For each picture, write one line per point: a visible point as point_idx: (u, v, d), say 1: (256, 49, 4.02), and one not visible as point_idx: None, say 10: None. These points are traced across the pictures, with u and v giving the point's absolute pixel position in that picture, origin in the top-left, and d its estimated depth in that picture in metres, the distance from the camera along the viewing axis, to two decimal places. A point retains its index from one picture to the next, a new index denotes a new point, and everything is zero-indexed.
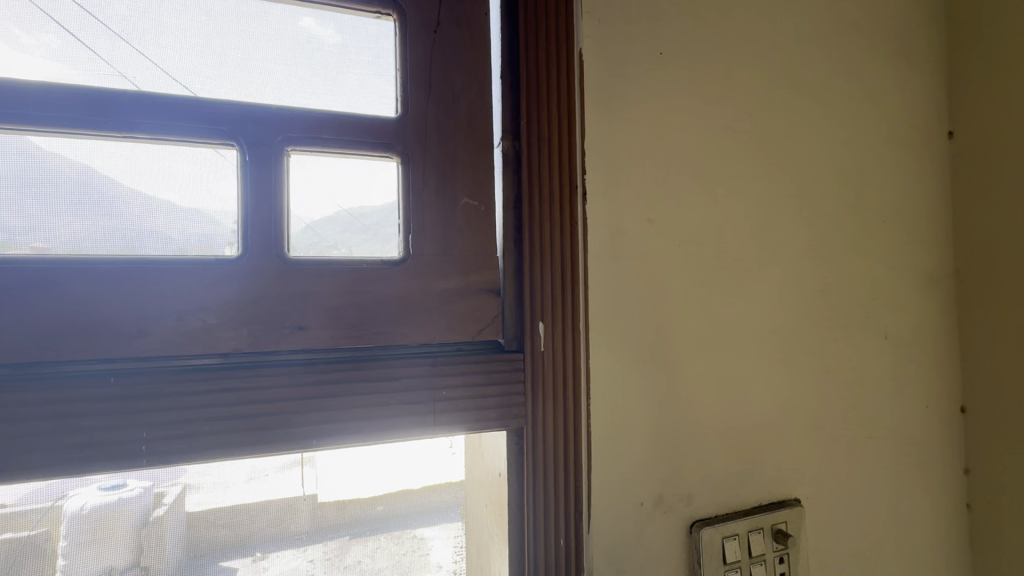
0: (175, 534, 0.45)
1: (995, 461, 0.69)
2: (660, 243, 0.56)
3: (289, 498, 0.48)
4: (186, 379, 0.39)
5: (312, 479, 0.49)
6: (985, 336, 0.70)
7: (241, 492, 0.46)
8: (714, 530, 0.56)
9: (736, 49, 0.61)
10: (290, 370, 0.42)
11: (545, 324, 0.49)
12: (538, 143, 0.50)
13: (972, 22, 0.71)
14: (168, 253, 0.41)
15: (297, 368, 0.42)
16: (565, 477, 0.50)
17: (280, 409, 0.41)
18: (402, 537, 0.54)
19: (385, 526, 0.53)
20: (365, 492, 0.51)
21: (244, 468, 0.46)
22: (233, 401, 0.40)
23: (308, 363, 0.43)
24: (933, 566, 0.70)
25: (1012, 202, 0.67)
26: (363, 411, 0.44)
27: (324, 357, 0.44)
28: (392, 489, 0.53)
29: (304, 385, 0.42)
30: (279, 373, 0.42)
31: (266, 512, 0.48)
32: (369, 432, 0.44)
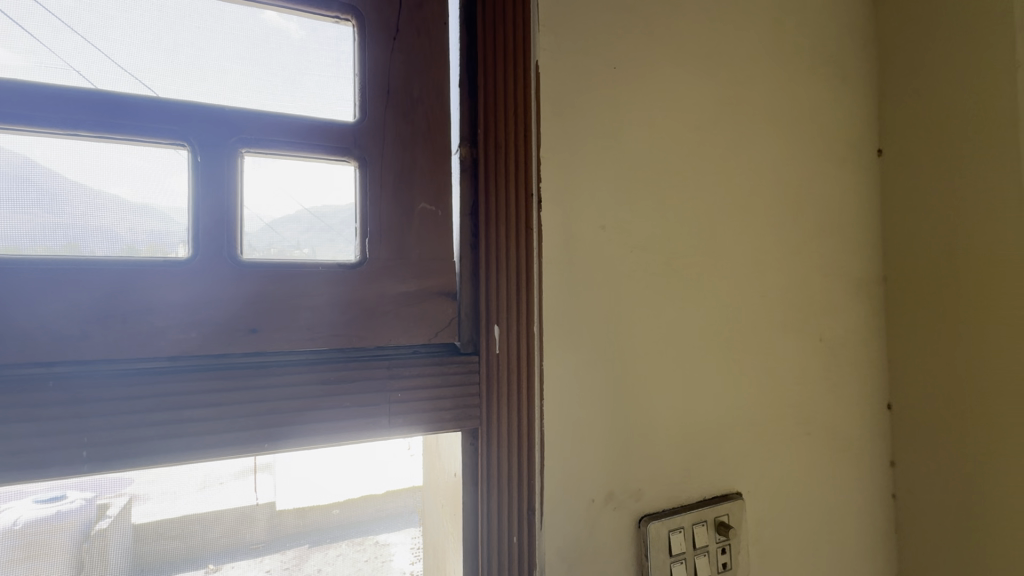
0: (120, 548, 0.43)
1: (916, 454, 0.76)
2: (612, 249, 0.59)
3: (243, 508, 0.48)
4: (134, 382, 0.39)
5: (266, 487, 0.49)
6: (908, 338, 0.76)
7: (192, 502, 0.46)
8: (661, 524, 0.59)
9: (685, 66, 0.64)
10: (295, 368, 0.44)
11: (500, 327, 0.51)
12: (494, 150, 0.51)
13: (898, 49, 0.77)
14: (115, 252, 0.40)
15: (303, 366, 0.44)
16: (518, 477, 0.51)
17: (256, 408, 0.42)
18: (363, 543, 0.54)
19: (345, 534, 0.53)
20: (323, 498, 0.52)
21: (197, 476, 0.45)
22: (220, 400, 0.41)
23: (261, 367, 0.43)
24: (862, 553, 0.76)
25: (931, 215, 0.73)
26: (321, 414, 0.44)
27: (327, 357, 0.45)
28: (350, 495, 0.53)
29: (310, 384, 0.44)
30: (285, 371, 0.43)
31: (220, 522, 0.47)
32: (326, 434, 0.44)
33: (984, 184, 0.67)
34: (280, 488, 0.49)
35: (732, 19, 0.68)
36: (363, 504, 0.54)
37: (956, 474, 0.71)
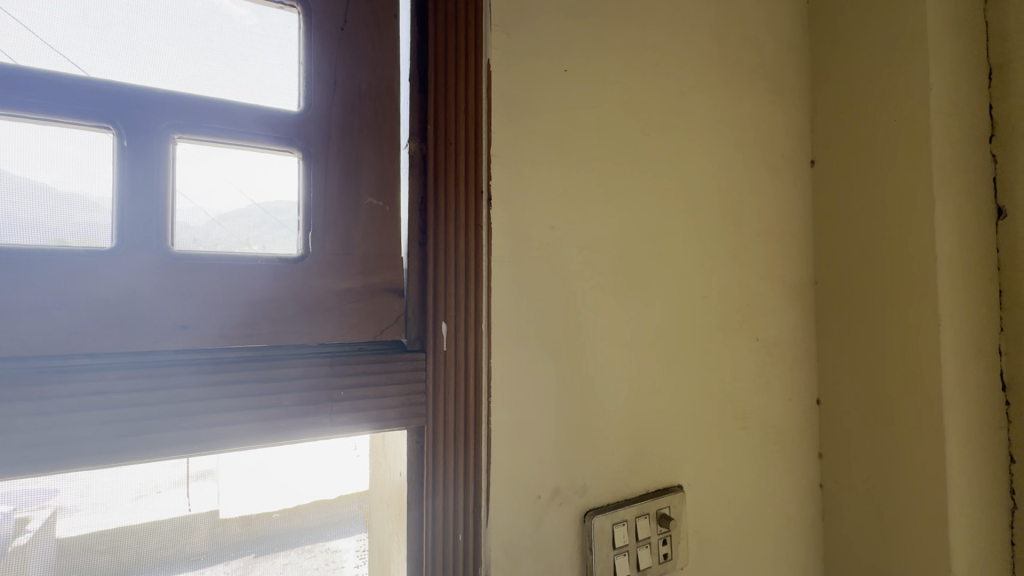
0: (41, 564, 0.40)
1: (841, 445, 0.81)
2: (562, 248, 0.60)
3: (178, 518, 0.45)
4: (58, 378, 0.36)
5: (202, 496, 0.46)
6: (835, 337, 0.81)
7: (123, 512, 0.43)
8: (606, 518, 0.60)
9: (634, 73, 0.66)
10: (311, 365, 0.45)
11: (448, 324, 0.50)
12: (444, 147, 0.51)
13: (830, 67, 0.83)
14: (42, 244, 0.38)
15: (319, 364, 0.45)
16: (464, 475, 0.51)
17: (259, 394, 0.42)
18: (314, 550, 0.52)
19: (298, 540, 0.52)
20: (265, 505, 0.50)
21: (130, 486, 0.43)
22: (215, 378, 0.41)
23: (224, 360, 0.42)
24: (792, 540, 0.80)
25: (856, 222, 0.79)
26: (270, 412, 0.43)
27: (338, 349, 0.47)
28: (291, 503, 0.52)
29: (321, 375, 0.45)
30: (300, 365, 0.44)
31: (157, 533, 0.44)
32: (274, 434, 0.43)
33: (900, 195, 0.73)
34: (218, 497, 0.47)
35: (678, 31, 0.71)
36: (311, 511, 0.53)
37: (874, 464, 0.76)
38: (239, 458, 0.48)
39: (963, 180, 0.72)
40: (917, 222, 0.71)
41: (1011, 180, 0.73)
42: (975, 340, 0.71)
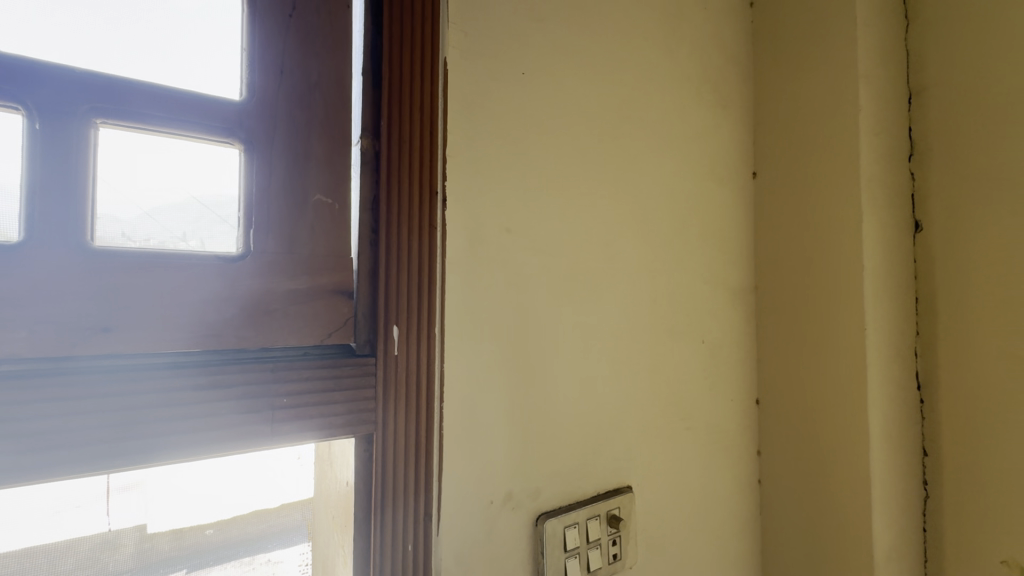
0: None
1: (777, 443, 0.85)
2: (516, 251, 0.60)
3: (101, 535, 0.42)
4: None
5: (126, 511, 0.43)
6: (773, 340, 0.86)
7: (37, 530, 0.39)
8: (557, 521, 0.60)
9: (588, 79, 0.67)
10: (253, 373, 0.42)
11: (399, 327, 0.49)
12: (397, 144, 0.50)
13: (771, 85, 0.87)
14: None
15: (261, 372, 0.42)
16: (415, 483, 0.49)
17: (192, 403, 0.39)
18: (252, 563, 0.50)
19: (232, 554, 0.49)
20: (200, 518, 0.47)
21: (46, 501, 0.39)
22: (145, 388, 0.37)
23: (153, 367, 0.38)
24: (733, 535, 0.84)
25: (792, 232, 0.83)
26: (204, 423, 0.39)
27: (281, 354, 0.45)
28: (229, 515, 0.48)
29: (262, 383, 0.42)
30: (241, 372, 0.41)
31: (75, 553, 0.41)
32: (208, 446, 0.40)
33: (831, 207, 0.78)
34: (147, 510, 0.44)
35: (633, 41, 0.73)
36: (250, 521, 0.50)
37: (807, 461, 0.81)
38: (171, 470, 0.45)
39: (887, 195, 0.78)
40: (846, 233, 0.76)
41: (926, 197, 0.79)
42: (895, 343, 0.77)
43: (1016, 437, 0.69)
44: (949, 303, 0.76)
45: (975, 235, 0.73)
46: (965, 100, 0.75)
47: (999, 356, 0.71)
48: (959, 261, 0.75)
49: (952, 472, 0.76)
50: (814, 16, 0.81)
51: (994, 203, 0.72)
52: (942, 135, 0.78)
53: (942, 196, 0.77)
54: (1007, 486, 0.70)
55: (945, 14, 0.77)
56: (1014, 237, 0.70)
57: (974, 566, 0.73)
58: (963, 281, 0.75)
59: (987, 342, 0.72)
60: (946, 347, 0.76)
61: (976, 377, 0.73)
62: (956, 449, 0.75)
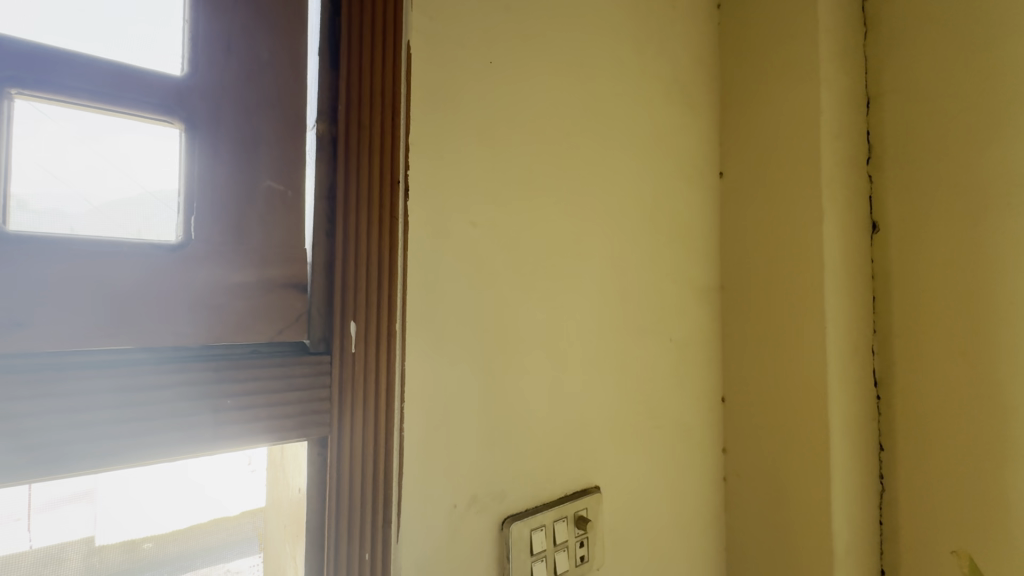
0: None
1: (741, 440, 0.86)
2: (483, 246, 0.58)
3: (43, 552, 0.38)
4: None
5: (59, 525, 0.39)
6: (737, 339, 0.87)
7: None
8: (523, 524, 0.59)
9: (558, 72, 0.66)
10: (193, 373, 0.38)
11: (357, 323, 0.46)
12: (357, 129, 0.47)
13: (736, 86, 0.89)
14: None
15: (203, 371, 0.39)
16: (373, 489, 0.47)
17: (122, 405, 0.35)
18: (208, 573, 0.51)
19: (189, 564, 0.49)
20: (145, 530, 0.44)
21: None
22: (65, 389, 0.34)
23: (75, 365, 0.34)
24: (699, 533, 0.84)
25: (756, 232, 0.84)
26: (135, 427, 0.36)
27: (226, 352, 0.41)
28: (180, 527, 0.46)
29: (203, 384, 0.39)
30: (179, 372, 0.38)
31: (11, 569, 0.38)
32: (139, 453, 0.36)
33: (794, 207, 0.79)
34: (83, 523, 0.40)
35: (603, 36, 0.72)
36: (209, 532, 0.50)
37: (770, 458, 0.82)
38: (111, 478, 0.41)
39: (847, 197, 0.79)
40: (808, 233, 0.77)
41: (883, 199, 0.82)
42: (854, 341, 0.79)
43: (967, 431, 0.72)
44: (904, 302, 0.79)
45: (929, 237, 0.76)
46: (919, 106, 0.78)
47: (950, 353, 0.73)
48: (913, 261, 0.78)
49: (906, 466, 0.78)
50: (779, 19, 0.82)
51: (945, 205, 0.74)
52: (897, 139, 0.80)
53: (897, 198, 0.80)
54: (957, 479, 0.72)
55: (900, 23, 0.80)
56: (964, 238, 0.72)
57: (926, 556, 0.75)
58: (917, 281, 0.77)
59: (939, 339, 0.75)
60: (901, 345, 0.79)
61: (929, 374, 0.76)
62: (910, 443, 0.78)
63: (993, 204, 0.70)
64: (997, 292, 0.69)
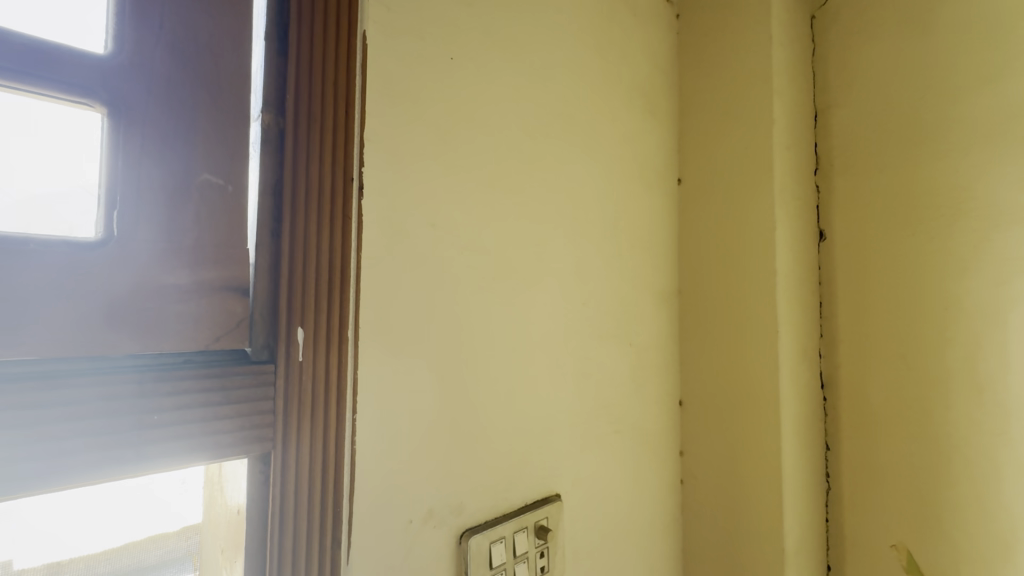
0: None
1: (698, 443, 0.88)
2: (442, 248, 0.55)
3: None
4: None
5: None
6: (694, 343, 0.88)
7: None
8: (482, 537, 0.57)
9: (520, 72, 0.65)
10: (113, 387, 0.34)
11: (305, 330, 0.43)
12: (306, 122, 0.44)
13: (694, 96, 0.90)
14: None
15: (125, 384, 0.35)
16: (321, 507, 0.44)
17: (24, 424, 0.31)
18: None
19: None
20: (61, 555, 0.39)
21: None
22: None
23: None
24: (657, 537, 0.84)
25: (713, 239, 0.86)
26: (39, 450, 0.31)
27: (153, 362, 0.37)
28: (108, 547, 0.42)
29: (124, 398, 0.35)
30: (95, 384, 0.34)
31: None
32: (45, 478, 0.32)
33: (748, 215, 0.81)
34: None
35: (565, 38, 0.71)
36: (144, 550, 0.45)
37: (725, 460, 0.83)
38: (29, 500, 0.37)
39: (797, 205, 0.82)
40: (762, 240, 0.79)
41: (830, 209, 0.85)
42: (803, 345, 0.82)
43: (905, 430, 0.75)
44: (848, 307, 0.82)
45: (871, 246, 0.80)
46: (863, 121, 0.82)
47: (890, 355, 0.77)
48: (857, 269, 0.81)
49: (850, 464, 0.81)
50: (734, 32, 0.85)
51: (886, 215, 0.78)
52: (843, 152, 0.84)
53: (842, 208, 0.84)
54: (898, 477, 0.76)
55: (846, 42, 0.84)
56: (903, 248, 0.76)
57: (869, 551, 0.79)
58: (861, 288, 0.81)
59: (881, 342, 0.78)
60: (846, 348, 0.82)
61: (871, 376, 0.79)
62: (854, 443, 0.81)
63: (929, 215, 0.74)
64: (932, 298, 0.73)
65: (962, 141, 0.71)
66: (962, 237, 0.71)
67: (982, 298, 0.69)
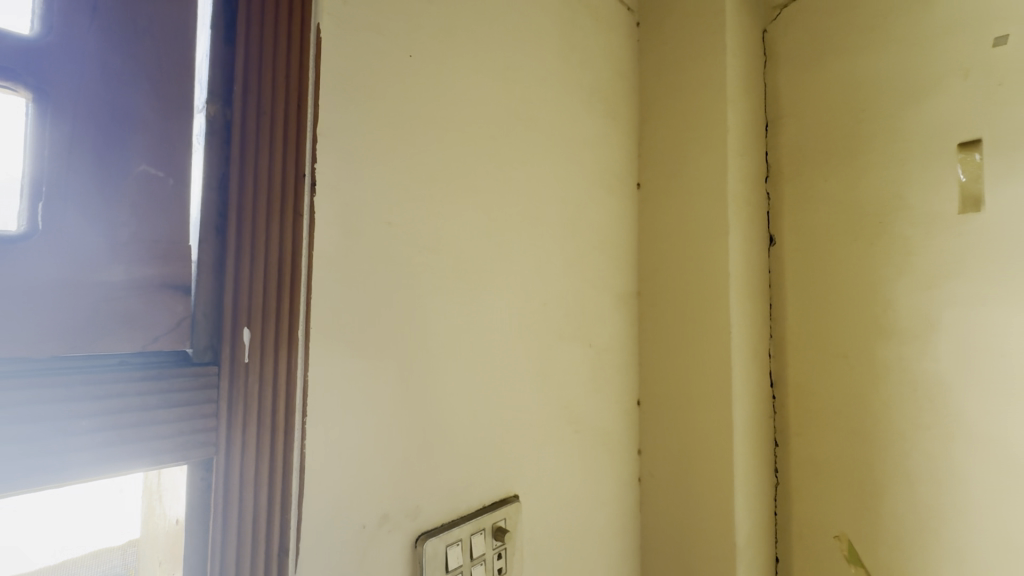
0: None
1: (655, 442, 0.90)
2: (400, 248, 0.55)
3: None
4: None
5: None
6: (652, 343, 0.90)
7: None
8: (438, 539, 0.56)
9: (482, 72, 0.65)
10: (36, 391, 0.32)
11: (251, 331, 0.41)
12: (255, 114, 0.42)
13: (653, 102, 0.93)
14: None
15: (51, 387, 0.32)
16: (268, 515, 0.42)
17: None
18: None
19: None
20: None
21: None
22: None
23: None
24: (615, 535, 0.86)
25: (670, 242, 0.88)
26: None
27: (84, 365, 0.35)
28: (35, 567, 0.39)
29: (50, 402, 0.32)
30: (15, 389, 0.31)
31: None
32: None
33: (704, 219, 0.84)
34: None
35: (527, 41, 0.72)
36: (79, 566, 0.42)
37: (680, 457, 0.85)
38: None
39: (749, 211, 0.85)
40: (716, 244, 0.82)
41: (780, 215, 0.89)
42: (754, 345, 0.85)
43: (847, 426, 0.79)
44: (796, 309, 0.86)
45: (817, 250, 0.84)
46: (810, 131, 0.86)
47: (833, 355, 0.81)
48: (804, 272, 0.85)
49: (797, 459, 0.85)
50: (690, 41, 0.87)
51: (831, 222, 0.82)
52: (791, 161, 0.88)
53: (791, 214, 0.88)
54: (840, 470, 0.80)
55: (795, 56, 0.88)
56: (845, 253, 0.81)
57: (814, 542, 0.82)
58: (808, 290, 0.85)
59: (825, 343, 0.82)
60: (793, 348, 0.86)
61: (816, 374, 0.83)
62: (801, 439, 0.85)
63: (869, 222, 0.78)
64: (871, 300, 0.77)
65: (897, 153, 0.76)
66: (898, 243, 0.75)
67: (915, 301, 0.73)
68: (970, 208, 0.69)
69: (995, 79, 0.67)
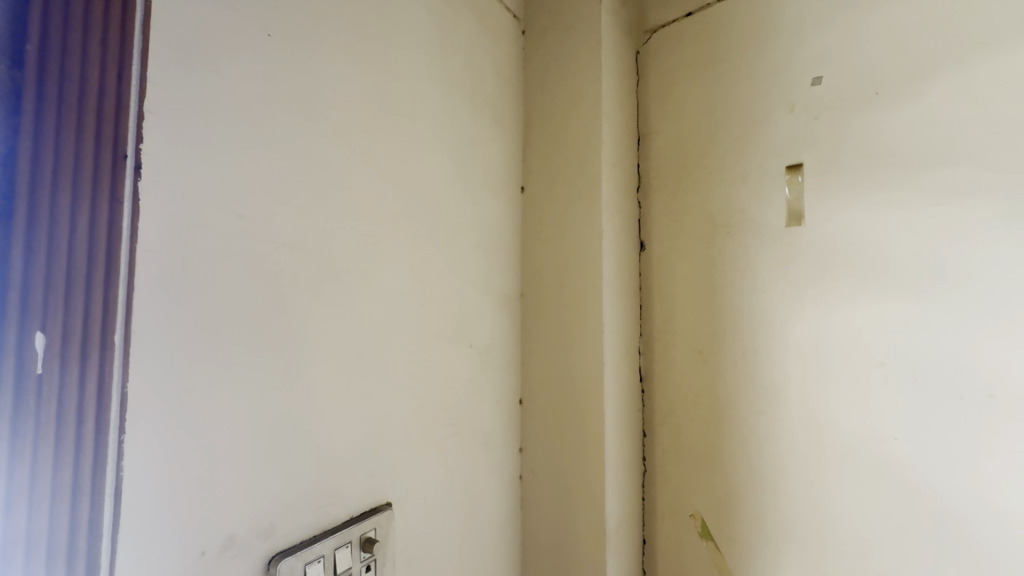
0: None
1: (534, 438, 0.93)
2: (255, 243, 0.50)
3: None
4: None
5: None
6: (534, 342, 0.94)
7: None
8: (295, 559, 0.52)
9: (355, 62, 0.62)
10: None
11: (46, 336, 0.36)
12: (55, 88, 0.37)
13: (537, 109, 0.96)
14: None
15: None
16: (68, 548, 0.36)
17: None
18: None
19: None
20: None
21: None
22: None
23: None
24: (495, 534, 0.87)
25: (550, 244, 0.92)
26: None
27: None
28: None
29: None
30: None
31: None
32: None
33: (579, 223, 0.88)
34: None
35: (406, 35, 0.71)
36: None
37: (557, 452, 0.89)
38: None
39: (621, 217, 0.92)
40: (589, 248, 0.86)
41: (649, 222, 0.97)
42: (624, 343, 0.91)
43: (700, 414, 0.88)
44: (660, 309, 0.94)
45: (679, 256, 0.92)
46: (674, 147, 0.95)
47: (690, 350, 0.90)
48: (667, 275, 0.94)
49: (661, 447, 0.93)
50: (569, 53, 0.92)
51: (690, 230, 0.91)
52: (658, 173, 0.96)
53: (658, 223, 0.96)
54: (695, 455, 0.88)
55: (662, 79, 0.97)
56: (701, 258, 0.90)
57: (674, 522, 0.90)
58: (671, 293, 0.93)
59: (684, 340, 0.91)
60: (659, 344, 0.94)
61: (676, 368, 0.92)
62: (664, 428, 0.93)
63: (719, 232, 0.88)
64: (719, 301, 0.87)
65: (741, 171, 0.86)
66: (740, 251, 0.85)
67: (753, 302, 0.84)
68: (794, 223, 0.80)
69: (813, 114, 0.79)
